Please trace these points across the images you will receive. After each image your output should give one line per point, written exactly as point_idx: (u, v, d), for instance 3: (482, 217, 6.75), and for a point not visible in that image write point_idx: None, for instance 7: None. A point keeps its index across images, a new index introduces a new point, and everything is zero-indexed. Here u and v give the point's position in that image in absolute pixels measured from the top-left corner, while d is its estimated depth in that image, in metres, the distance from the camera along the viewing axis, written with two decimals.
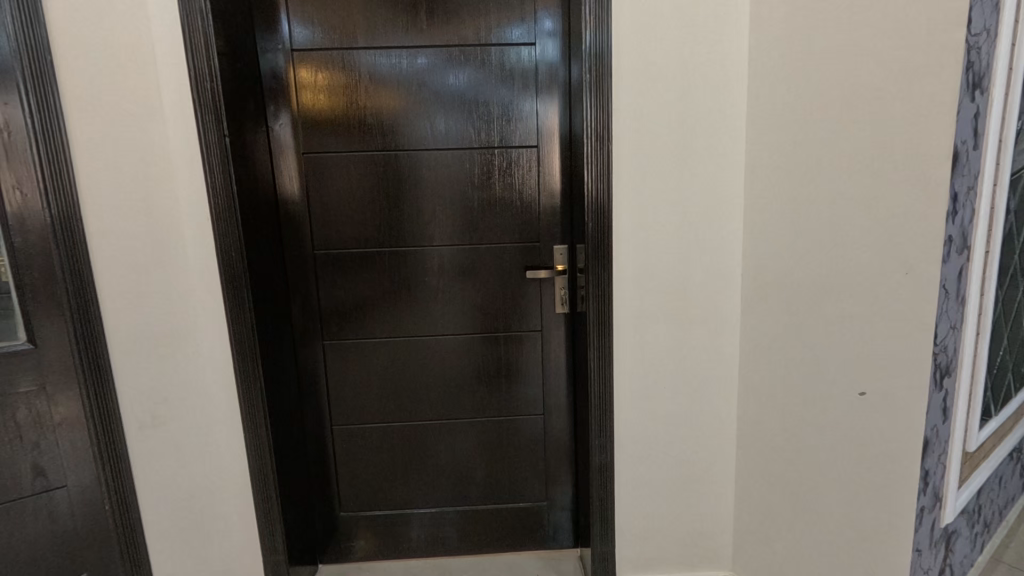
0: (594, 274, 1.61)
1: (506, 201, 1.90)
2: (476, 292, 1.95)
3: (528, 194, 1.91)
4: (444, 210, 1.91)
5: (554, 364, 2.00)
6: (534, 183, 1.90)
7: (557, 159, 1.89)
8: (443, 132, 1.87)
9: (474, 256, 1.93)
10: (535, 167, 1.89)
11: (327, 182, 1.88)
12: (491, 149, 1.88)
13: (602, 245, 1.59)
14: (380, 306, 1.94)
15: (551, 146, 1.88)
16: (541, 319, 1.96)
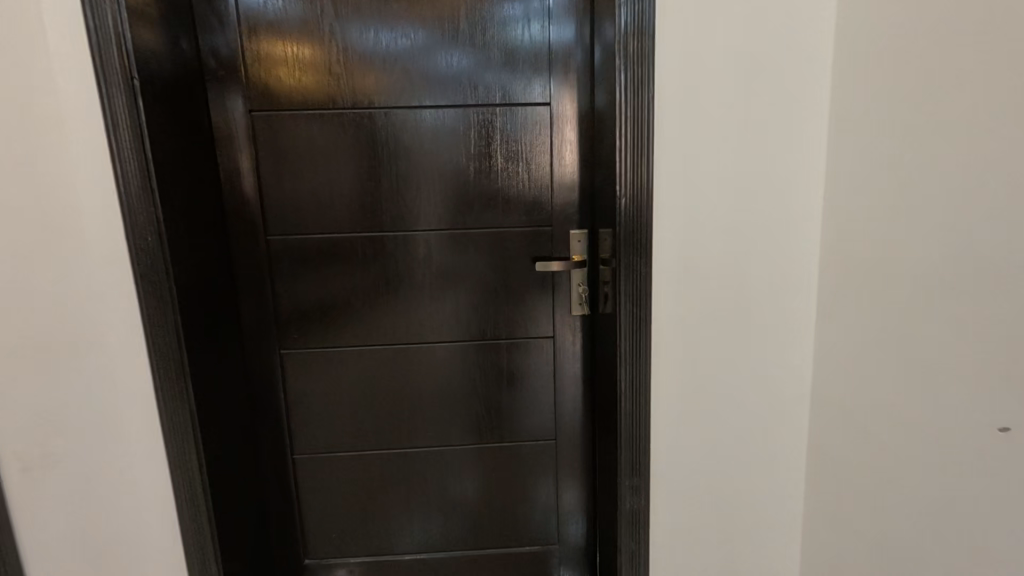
0: (627, 265, 1.23)
1: (511, 184, 1.52)
2: (472, 289, 1.57)
3: (540, 167, 1.52)
4: (434, 187, 1.52)
5: (567, 378, 1.62)
6: (547, 155, 1.51)
7: (572, 155, 1.51)
8: (430, 126, 1.48)
9: (471, 243, 1.55)
10: (545, 158, 1.51)
11: (284, 155, 1.47)
12: (489, 145, 1.50)
13: (639, 230, 1.22)
14: (352, 311, 1.56)
15: (565, 145, 1.51)
16: (554, 321, 1.59)
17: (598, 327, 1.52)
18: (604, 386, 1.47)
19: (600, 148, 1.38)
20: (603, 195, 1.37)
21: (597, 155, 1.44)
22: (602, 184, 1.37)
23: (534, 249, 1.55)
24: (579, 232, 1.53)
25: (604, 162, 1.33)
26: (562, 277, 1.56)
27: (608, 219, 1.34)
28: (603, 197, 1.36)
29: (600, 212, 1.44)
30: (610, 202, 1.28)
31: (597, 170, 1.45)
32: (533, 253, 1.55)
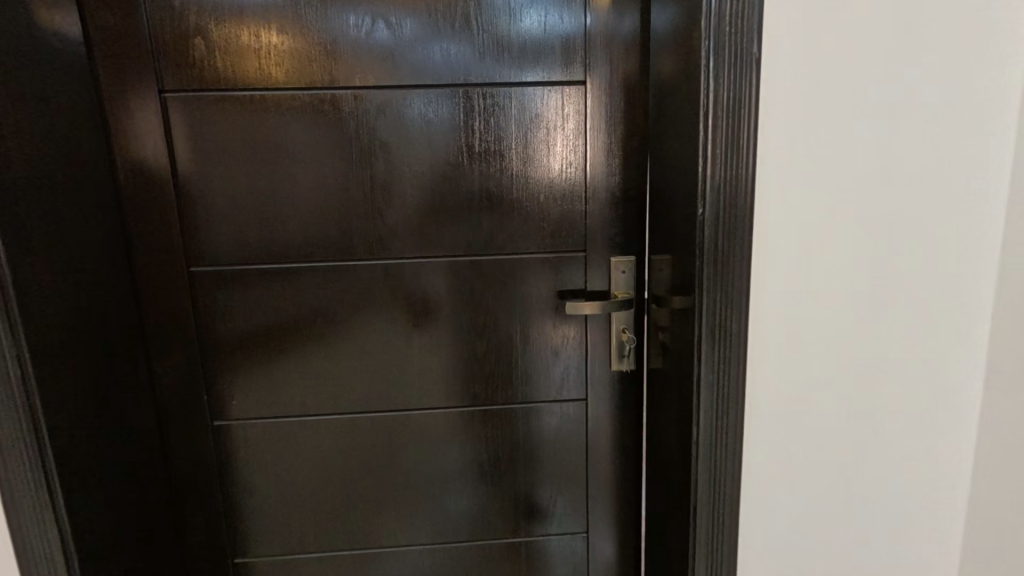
0: (708, 314, 0.84)
1: (530, 197, 1.11)
2: (479, 335, 1.15)
3: (572, 173, 1.11)
4: (425, 196, 1.10)
5: (602, 455, 1.22)
6: (581, 156, 1.10)
7: (613, 158, 1.10)
8: (419, 112, 1.07)
9: (478, 273, 1.13)
10: (577, 159, 1.10)
11: (214, 155, 1.05)
12: (500, 139, 1.09)
13: (728, 264, 0.83)
14: (311, 369, 1.14)
15: (603, 145, 1.10)
16: (588, 379, 1.17)
17: (656, 389, 1.11)
18: (667, 474, 1.06)
19: (663, 145, 0.98)
20: (668, 211, 0.96)
21: (654, 156, 1.03)
22: (666, 195, 0.97)
23: (563, 280, 1.13)
24: (623, 258, 1.12)
25: (670, 164, 0.93)
26: (602, 319, 1.14)
27: (676, 244, 0.94)
28: (671, 213, 0.95)
29: (659, 233, 1.04)
30: (684, 222, 0.88)
31: (654, 176, 1.04)
32: (562, 287, 1.14)
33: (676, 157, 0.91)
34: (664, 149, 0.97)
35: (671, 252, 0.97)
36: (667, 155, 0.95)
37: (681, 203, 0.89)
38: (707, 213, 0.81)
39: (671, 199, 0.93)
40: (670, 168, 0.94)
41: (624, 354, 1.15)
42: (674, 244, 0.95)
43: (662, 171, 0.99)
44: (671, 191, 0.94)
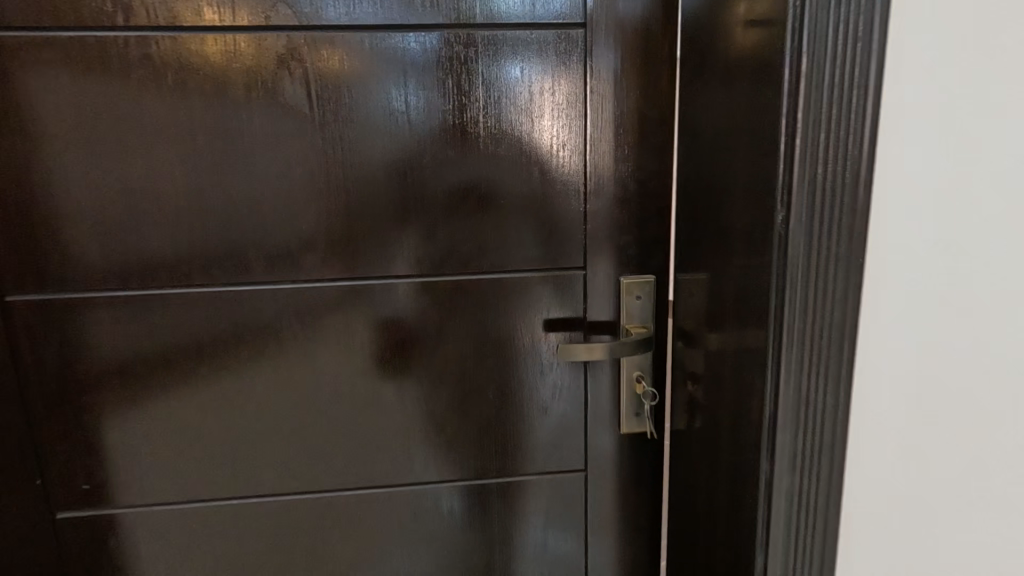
0: (789, 384, 0.52)
1: (506, 193, 0.77)
2: (436, 388, 0.82)
3: (569, 164, 0.76)
4: (353, 193, 0.75)
5: (607, 552, 0.88)
6: (584, 143, 0.76)
7: (627, 140, 0.76)
8: (342, 63, 0.71)
9: (434, 302, 0.79)
10: (575, 141, 0.76)
11: (25, 129, 0.69)
12: (462, 107, 0.74)
13: (822, 304, 0.51)
14: (195, 437, 0.80)
15: (613, 122, 0.76)
16: (589, 447, 0.84)
17: (682, 466, 0.79)
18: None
19: (706, 119, 0.65)
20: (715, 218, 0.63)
21: (691, 136, 0.70)
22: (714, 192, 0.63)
23: (551, 311, 0.80)
24: (636, 278, 0.78)
25: (722, 146, 0.60)
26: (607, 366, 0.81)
27: (725, 266, 0.61)
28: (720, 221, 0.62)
29: (699, 249, 0.70)
30: (749, 238, 0.55)
31: (689, 166, 0.71)
32: (552, 320, 0.81)
33: (733, 134, 0.57)
34: (710, 123, 0.64)
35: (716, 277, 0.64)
36: (716, 132, 0.62)
37: (740, 206, 0.56)
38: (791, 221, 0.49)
39: (725, 202, 0.60)
40: (721, 151, 0.60)
41: (637, 412, 0.82)
42: (721, 269, 0.62)
43: (705, 158, 0.65)
44: (724, 187, 0.60)
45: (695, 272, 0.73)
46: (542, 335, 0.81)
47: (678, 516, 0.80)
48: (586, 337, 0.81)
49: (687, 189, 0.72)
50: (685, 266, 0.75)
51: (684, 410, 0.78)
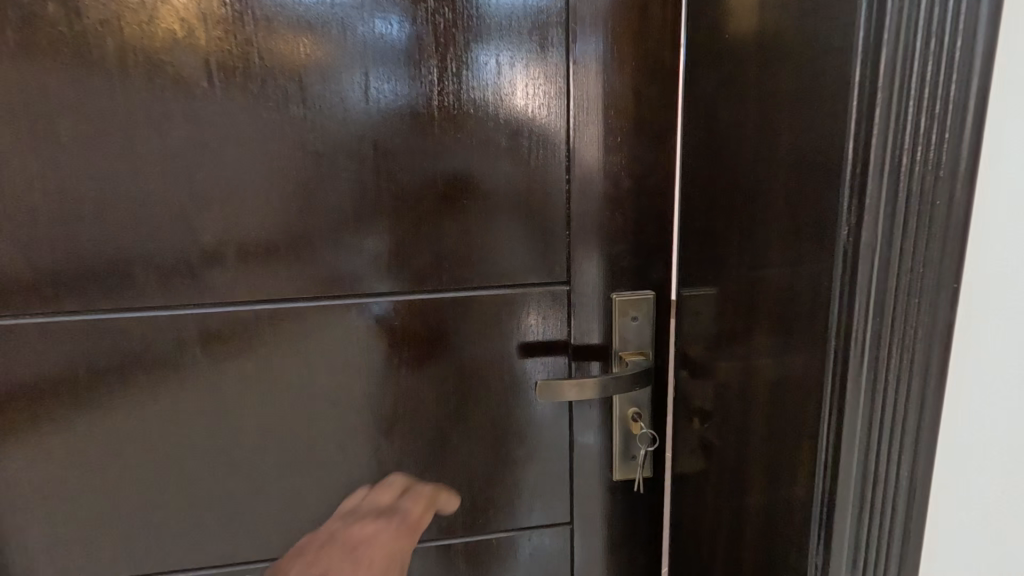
0: (852, 455, 0.38)
1: (471, 191, 0.60)
2: (388, 438, 0.65)
3: (551, 158, 0.61)
4: (272, 193, 0.58)
5: None
6: (570, 131, 0.60)
7: (624, 124, 0.60)
8: (251, 23, 0.55)
9: (382, 330, 0.63)
10: (559, 125, 0.60)
11: None
12: (412, 82, 0.58)
13: (907, 349, 0.36)
14: (69, 505, 0.62)
15: (607, 100, 0.60)
16: (578, 502, 0.69)
17: (692, 525, 0.64)
18: None
19: (730, 97, 0.49)
20: (741, 225, 0.48)
21: (706, 119, 0.54)
22: (739, 191, 0.48)
23: (528, 336, 0.64)
24: (631, 297, 0.63)
25: (753, 131, 0.45)
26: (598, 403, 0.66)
27: (757, 289, 0.46)
28: (749, 229, 0.47)
29: (716, 264, 0.55)
30: (799, 256, 0.40)
31: (703, 158, 0.55)
32: (530, 350, 0.65)
33: (773, 114, 0.42)
34: (733, 101, 0.49)
35: (740, 303, 0.50)
36: (744, 112, 0.46)
37: (784, 212, 0.41)
38: (867, 237, 0.34)
39: (758, 205, 0.45)
40: (753, 136, 0.45)
41: (633, 456, 0.67)
42: (752, 293, 0.47)
43: (725, 147, 0.50)
44: (756, 185, 0.45)
45: (708, 289, 0.58)
46: (518, 368, 0.65)
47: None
48: (570, 368, 0.65)
49: (699, 187, 0.57)
50: (695, 283, 0.60)
51: (694, 456, 0.64)
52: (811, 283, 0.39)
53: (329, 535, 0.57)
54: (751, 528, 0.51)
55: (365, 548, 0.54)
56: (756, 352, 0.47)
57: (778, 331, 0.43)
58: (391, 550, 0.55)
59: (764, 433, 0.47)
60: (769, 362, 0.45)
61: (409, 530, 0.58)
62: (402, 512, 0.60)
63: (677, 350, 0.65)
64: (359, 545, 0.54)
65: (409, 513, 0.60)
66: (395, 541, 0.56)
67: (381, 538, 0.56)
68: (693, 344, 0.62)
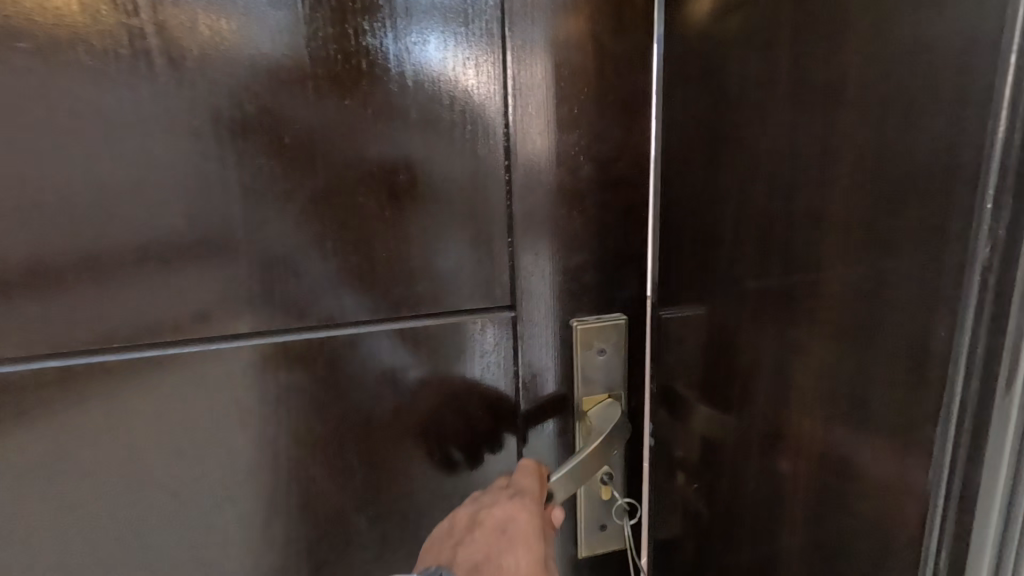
0: None
1: (370, 182, 0.42)
2: (272, 539, 0.46)
3: (488, 140, 0.44)
4: (55, 192, 0.37)
5: None
6: (514, 104, 0.43)
7: (582, 89, 0.44)
8: None
9: (253, 390, 0.43)
10: (493, 89, 0.43)
11: None
12: (270, 16, 0.38)
13: None
14: None
15: (559, 54, 0.43)
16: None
17: None
18: None
19: (747, 44, 0.34)
20: (767, 233, 0.33)
21: (704, 83, 0.39)
22: (762, 182, 0.33)
23: (463, 382, 0.47)
24: (597, 324, 0.48)
25: (798, 92, 0.30)
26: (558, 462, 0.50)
27: (795, 328, 0.31)
28: (784, 239, 0.32)
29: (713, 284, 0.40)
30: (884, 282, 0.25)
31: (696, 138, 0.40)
32: (467, 402, 0.47)
33: (839, 63, 0.27)
34: (752, 52, 0.33)
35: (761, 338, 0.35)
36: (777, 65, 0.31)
37: (859, 215, 0.26)
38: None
39: (801, 203, 0.30)
40: (796, 100, 0.30)
41: (604, 526, 0.52)
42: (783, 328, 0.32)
43: (735, 120, 0.35)
44: (797, 175, 0.30)
45: (702, 317, 0.43)
46: (451, 426, 0.47)
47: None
48: (520, 420, 0.49)
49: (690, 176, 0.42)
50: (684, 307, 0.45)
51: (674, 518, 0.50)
52: (923, 331, 0.24)
53: (469, 521, 0.41)
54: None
55: (513, 525, 0.39)
56: (799, 416, 0.32)
57: (839, 394, 0.29)
58: (539, 522, 0.40)
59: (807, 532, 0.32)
60: (823, 436, 0.30)
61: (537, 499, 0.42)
62: (518, 487, 0.42)
63: (655, 386, 0.51)
64: (505, 531, 0.39)
65: (530, 486, 0.42)
66: (536, 511, 0.41)
67: (523, 518, 0.40)
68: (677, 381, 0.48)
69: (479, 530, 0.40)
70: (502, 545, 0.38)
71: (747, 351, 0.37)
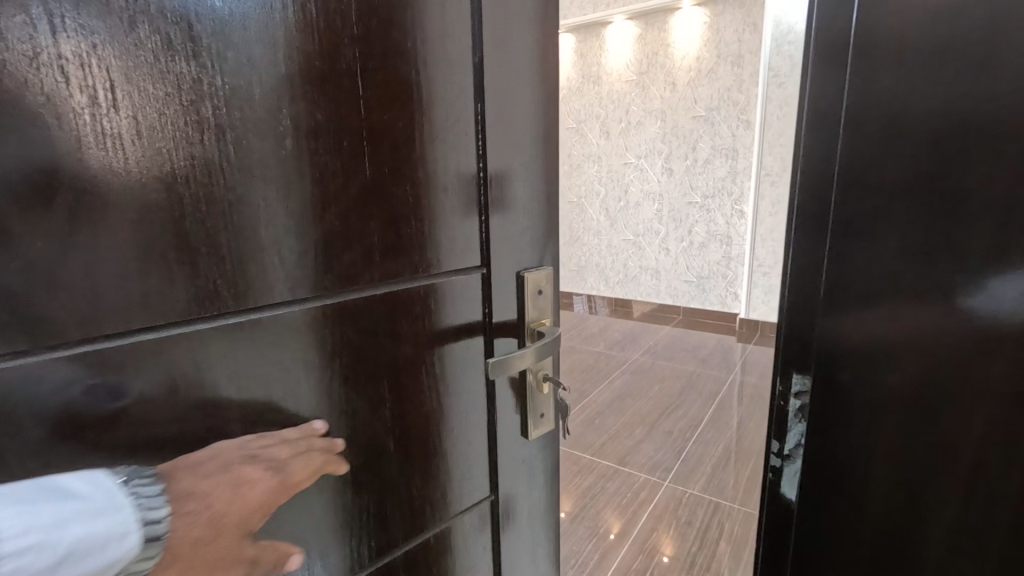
0: None
1: (151, 214, 0.40)
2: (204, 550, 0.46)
3: (256, 131, 0.46)
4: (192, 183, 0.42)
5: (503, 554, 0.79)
6: (272, 104, 0.46)
7: (511, 98, 0.67)
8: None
9: (179, 392, 0.43)
10: (312, 125, 0.49)
11: None
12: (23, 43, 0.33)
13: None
14: None
15: (495, 74, 0.65)
16: (449, 483, 0.70)
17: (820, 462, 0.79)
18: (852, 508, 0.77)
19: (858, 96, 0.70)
20: (934, 162, 0.66)
21: (875, 95, 0.69)
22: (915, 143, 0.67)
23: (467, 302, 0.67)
24: (536, 272, 0.75)
25: (942, 99, 0.65)
26: (463, 384, 0.69)
27: (948, 194, 0.66)
28: (943, 166, 0.66)
29: (862, 233, 0.72)
30: None
31: (847, 150, 0.72)
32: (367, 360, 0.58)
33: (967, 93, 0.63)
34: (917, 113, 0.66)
35: (909, 205, 0.69)
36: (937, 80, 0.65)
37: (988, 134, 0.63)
38: None
39: (948, 183, 0.66)
40: (928, 100, 0.66)
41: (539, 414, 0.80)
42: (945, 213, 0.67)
43: (890, 106, 0.68)
44: (942, 132, 0.65)
45: (835, 230, 0.74)
46: (377, 374, 0.59)
47: (880, 549, 0.77)
48: (490, 331, 0.71)
49: (855, 148, 0.71)
50: (795, 259, 0.77)
51: (806, 420, 0.79)
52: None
53: (230, 458, 0.46)
54: (958, 444, 0.69)
55: (251, 487, 0.46)
56: (939, 264, 0.68)
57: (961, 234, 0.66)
58: (263, 502, 0.47)
59: (941, 310, 0.68)
60: (941, 234, 0.67)
61: (285, 490, 0.50)
62: (289, 470, 0.50)
63: (780, 396, 0.81)
64: (239, 485, 0.45)
65: (293, 472, 0.50)
66: (268, 496, 0.48)
67: (264, 487, 0.48)
68: (824, 298, 0.76)
69: (224, 472, 0.45)
70: (231, 490, 0.45)
71: (898, 229, 0.70)
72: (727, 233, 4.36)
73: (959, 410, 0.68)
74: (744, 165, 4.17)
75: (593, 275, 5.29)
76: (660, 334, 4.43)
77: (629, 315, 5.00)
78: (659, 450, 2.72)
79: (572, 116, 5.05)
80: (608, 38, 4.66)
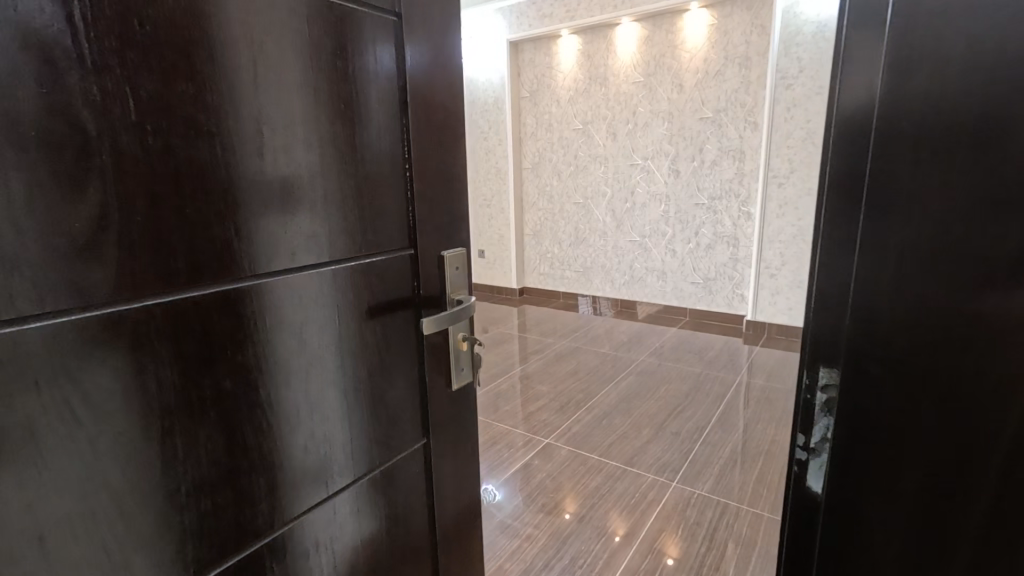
0: None
1: None
2: (178, 484, 0.57)
3: (136, 139, 0.50)
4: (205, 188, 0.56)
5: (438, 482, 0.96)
6: (135, 112, 0.50)
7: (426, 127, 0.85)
8: None
9: (182, 346, 0.56)
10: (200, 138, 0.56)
11: None
12: None
13: None
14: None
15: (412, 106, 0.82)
16: (390, 423, 0.85)
17: (847, 459, 0.70)
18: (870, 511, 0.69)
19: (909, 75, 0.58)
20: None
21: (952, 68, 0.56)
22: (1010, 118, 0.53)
23: (402, 276, 0.84)
24: (455, 253, 0.94)
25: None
26: (382, 346, 0.82)
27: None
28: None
29: (890, 236, 0.62)
30: None
31: (909, 127, 0.59)
32: (293, 328, 0.68)
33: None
34: (936, 112, 0.57)
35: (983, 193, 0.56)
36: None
37: None
38: None
39: (989, 174, 0.55)
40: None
41: (460, 368, 0.99)
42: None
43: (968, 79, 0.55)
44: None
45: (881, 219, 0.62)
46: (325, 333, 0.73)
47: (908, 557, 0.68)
48: (419, 301, 0.88)
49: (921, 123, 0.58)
50: (830, 248, 0.66)
51: (836, 415, 0.70)
52: None
53: None
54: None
55: None
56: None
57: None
58: None
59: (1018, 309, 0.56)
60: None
61: None
62: None
63: (808, 389, 0.71)
64: None
65: None
66: None
67: None
68: (859, 297, 0.65)
69: None
70: None
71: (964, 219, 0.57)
72: (733, 234, 4.32)
73: (1002, 422, 0.59)
74: (751, 166, 4.12)
75: (599, 276, 5.25)
76: (666, 335, 4.40)
77: (634, 317, 4.96)
78: (667, 451, 2.70)
79: (578, 117, 5.02)
80: (616, 39, 4.62)
